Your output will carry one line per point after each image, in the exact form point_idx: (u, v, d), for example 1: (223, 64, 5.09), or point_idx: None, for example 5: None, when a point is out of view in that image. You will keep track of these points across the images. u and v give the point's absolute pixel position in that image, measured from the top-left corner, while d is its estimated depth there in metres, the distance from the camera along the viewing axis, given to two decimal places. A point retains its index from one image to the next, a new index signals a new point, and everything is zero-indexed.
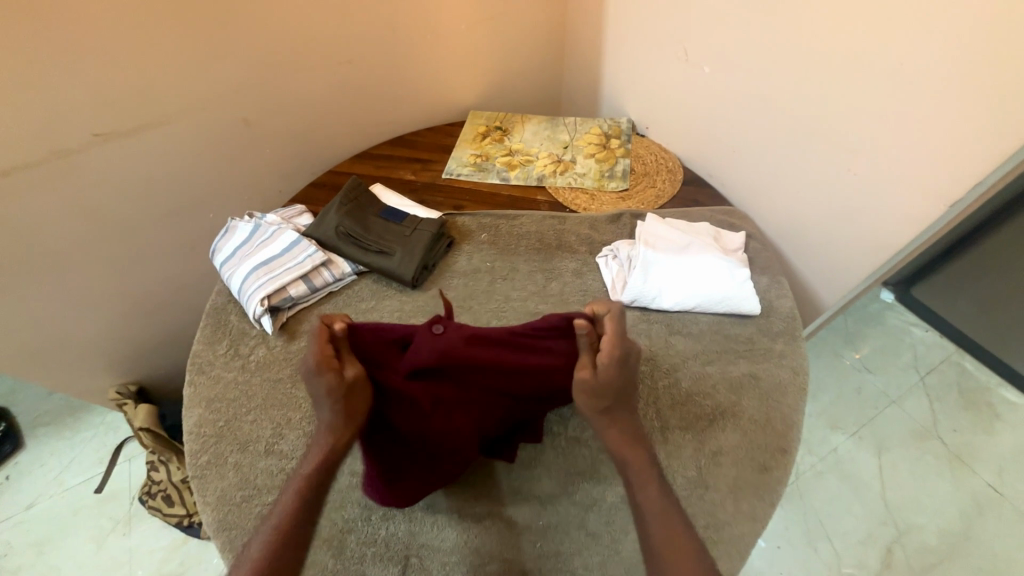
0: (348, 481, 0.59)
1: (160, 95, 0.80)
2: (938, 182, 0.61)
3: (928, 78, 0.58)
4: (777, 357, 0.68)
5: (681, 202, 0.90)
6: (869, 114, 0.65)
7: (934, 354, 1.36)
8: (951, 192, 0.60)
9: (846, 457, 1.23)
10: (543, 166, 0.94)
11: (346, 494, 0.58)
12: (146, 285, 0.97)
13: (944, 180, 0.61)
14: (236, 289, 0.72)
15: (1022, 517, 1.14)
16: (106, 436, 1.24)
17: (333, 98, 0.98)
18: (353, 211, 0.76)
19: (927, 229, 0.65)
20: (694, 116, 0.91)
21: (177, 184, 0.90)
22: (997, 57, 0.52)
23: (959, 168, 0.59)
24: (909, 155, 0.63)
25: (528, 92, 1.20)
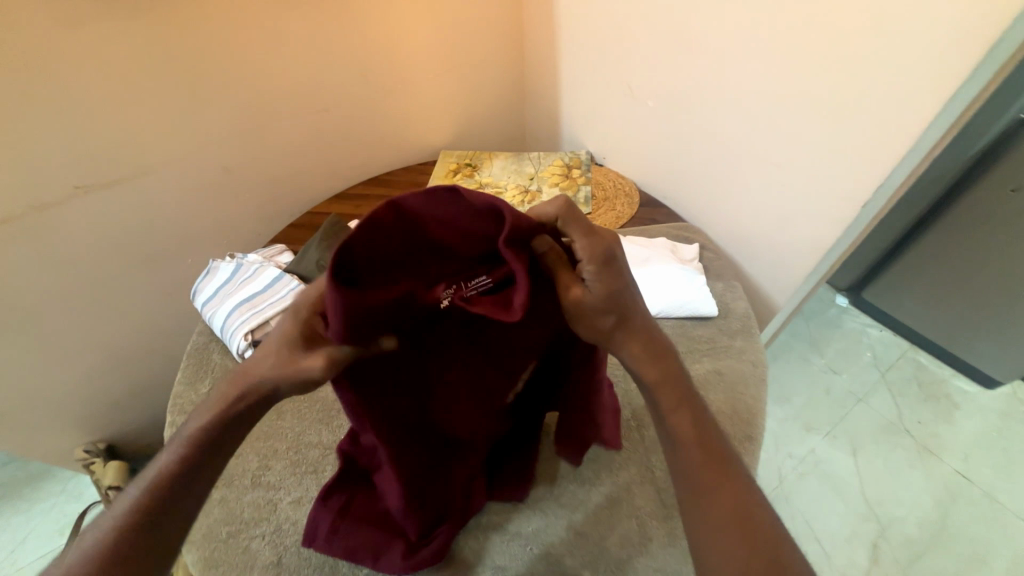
0: None
1: (142, 146, 0.84)
2: (853, 190, 0.70)
3: (834, 103, 0.67)
4: (737, 352, 0.74)
5: (640, 221, 0.98)
6: (791, 137, 0.74)
7: (890, 352, 1.45)
8: (865, 197, 0.69)
9: (823, 457, 1.28)
10: (512, 196, 1.01)
11: None
12: (120, 337, 0.97)
13: (857, 187, 0.69)
14: (219, 327, 0.74)
15: (991, 499, 1.20)
16: (68, 504, 1.18)
17: (310, 145, 1.04)
18: (332, 246, 0.80)
19: (851, 230, 0.74)
20: (643, 144, 1.00)
21: (156, 232, 0.92)
22: (883, 84, 0.61)
23: (869, 177, 0.67)
24: (827, 168, 0.72)
25: (495, 132, 1.30)
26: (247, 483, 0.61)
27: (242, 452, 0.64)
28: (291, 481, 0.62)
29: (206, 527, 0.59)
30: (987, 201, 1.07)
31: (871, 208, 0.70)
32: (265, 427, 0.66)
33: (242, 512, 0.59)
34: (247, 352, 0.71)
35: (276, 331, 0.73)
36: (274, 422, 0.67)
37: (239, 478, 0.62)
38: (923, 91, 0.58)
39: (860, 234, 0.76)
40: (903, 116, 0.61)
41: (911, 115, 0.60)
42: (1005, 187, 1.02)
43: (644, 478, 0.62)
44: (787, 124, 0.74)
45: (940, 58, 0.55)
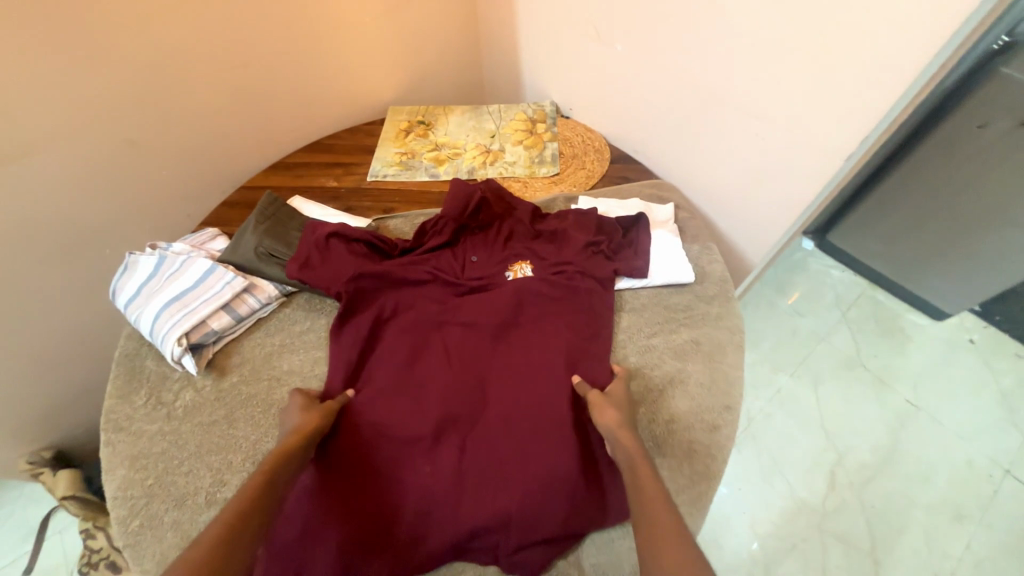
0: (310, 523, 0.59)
1: (19, 116, 0.68)
2: (854, 119, 0.64)
3: (847, 27, 0.59)
4: (714, 320, 0.73)
5: (612, 179, 0.92)
6: (781, 67, 0.67)
7: (851, 292, 1.50)
8: (871, 125, 0.63)
9: (788, 395, 1.35)
10: (471, 157, 0.93)
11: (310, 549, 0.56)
12: (42, 341, 0.86)
13: (862, 114, 0.63)
14: (147, 331, 0.65)
15: (936, 423, 1.29)
16: (29, 510, 1.14)
17: (234, 101, 0.89)
18: (272, 229, 0.73)
19: (848, 162, 0.68)
20: (612, 94, 0.92)
21: (61, 220, 0.79)
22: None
23: (880, 106, 0.61)
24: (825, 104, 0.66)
25: (450, 80, 1.17)
26: (203, 502, 0.57)
27: (193, 468, 0.59)
28: None
29: (160, 554, 0.54)
30: (952, 139, 1.07)
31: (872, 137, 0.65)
32: (217, 438, 0.61)
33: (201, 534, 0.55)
34: (185, 358, 0.63)
35: (218, 331, 0.66)
36: (226, 432, 0.61)
37: (192, 498, 0.57)
38: (922, 29, 0.54)
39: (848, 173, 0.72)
40: (895, 58, 0.57)
41: (906, 55, 0.56)
42: (971, 124, 1.02)
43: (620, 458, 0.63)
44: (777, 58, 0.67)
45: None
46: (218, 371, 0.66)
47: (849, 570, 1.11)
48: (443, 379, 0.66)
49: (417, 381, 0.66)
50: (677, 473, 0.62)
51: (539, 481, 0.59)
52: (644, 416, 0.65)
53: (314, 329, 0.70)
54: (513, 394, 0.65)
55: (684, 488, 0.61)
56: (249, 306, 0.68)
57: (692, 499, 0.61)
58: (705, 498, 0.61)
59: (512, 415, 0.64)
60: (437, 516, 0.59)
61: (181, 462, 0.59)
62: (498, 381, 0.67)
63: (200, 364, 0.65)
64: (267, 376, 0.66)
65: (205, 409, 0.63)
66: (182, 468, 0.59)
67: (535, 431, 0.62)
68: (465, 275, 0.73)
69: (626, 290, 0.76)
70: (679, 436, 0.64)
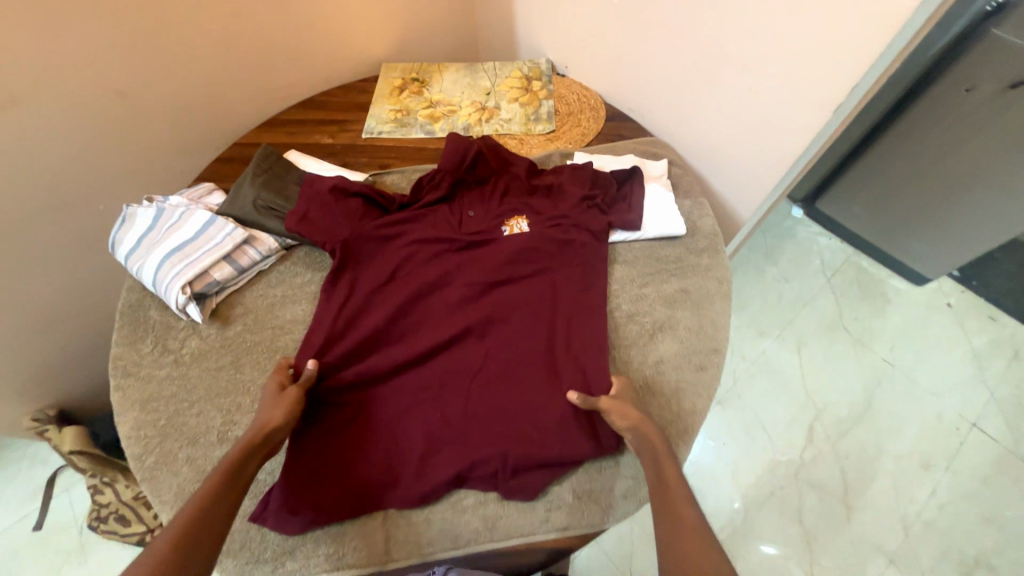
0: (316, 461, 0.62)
1: (3, 64, 0.67)
2: (843, 69, 0.64)
3: None
4: (704, 271, 0.76)
5: (607, 137, 0.92)
6: (775, 18, 0.67)
7: (836, 258, 1.54)
8: (859, 76, 0.63)
9: (772, 356, 1.40)
10: (467, 115, 0.92)
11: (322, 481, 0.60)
12: (40, 299, 0.86)
13: (850, 63, 0.63)
14: (150, 282, 0.66)
15: (910, 381, 1.36)
16: (34, 470, 1.16)
17: (224, 54, 0.87)
18: (269, 182, 0.73)
19: (837, 115, 0.69)
20: (608, 51, 0.92)
21: (53, 175, 0.78)
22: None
23: (868, 58, 0.61)
24: (815, 55, 0.66)
25: (443, 37, 1.15)
26: (214, 439, 0.60)
27: (203, 410, 0.62)
28: None
29: (176, 487, 0.57)
30: (941, 103, 1.08)
31: (861, 87, 0.65)
32: (225, 382, 0.63)
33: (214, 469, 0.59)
34: (190, 307, 0.65)
35: (220, 281, 0.67)
36: (233, 376, 0.64)
37: (204, 436, 0.60)
38: None
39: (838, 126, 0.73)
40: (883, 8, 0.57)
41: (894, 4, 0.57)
42: (960, 87, 1.04)
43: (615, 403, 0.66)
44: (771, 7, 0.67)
45: None
46: (222, 320, 0.68)
47: (822, 513, 1.19)
48: (443, 330, 0.68)
49: (420, 333, 0.68)
50: (666, 409, 0.66)
51: (537, 423, 0.63)
52: (634, 359, 0.69)
53: (314, 281, 0.72)
54: (512, 344, 0.68)
55: (671, 423, 0.65)
56: (250, 258, 0.69)
57: (680, 434, 0.65)
58: (691, 433, 0.65)
59: (512, 362, 0.67)
60: (440, 455, 0.62)
61: (191, 404, 0.62)
62: (498, 333, 0.69)
63: (204, 313, 0.67)
64: (271, 325, 0.68)
65: (211, 356, 0.65)
66: (192, 409, 0.62)
67: (533, 377, 0.65)
68: (463, 229, 0.74)
69: (620, 243, 0.78)
70: (668, 376, 0.68)
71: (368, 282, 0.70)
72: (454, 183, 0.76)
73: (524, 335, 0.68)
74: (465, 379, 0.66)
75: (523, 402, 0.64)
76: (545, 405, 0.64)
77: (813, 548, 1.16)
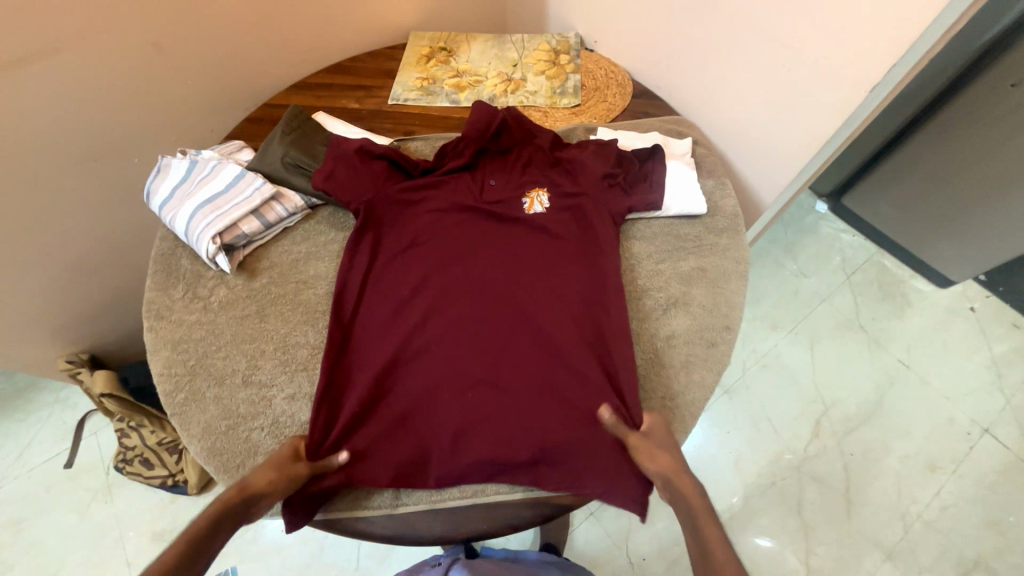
0: None
1: (49, 14, 0.69)
2: (885, 43, 0.62)
3: None
4: (722, 250, 0.76)
5: (632, 114, 0.91)
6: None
7: (859, 256, 1.51)
8: (897, 56, 0.61)
9: (783, 351, 1.39)
10: (493, 85, 0.92)
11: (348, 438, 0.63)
12: (77, 248, 0.90)
13: (892, 38, 0.61)
14: (182, 231, 0.68)
15: (924, 383, 1.34)
16: (66, 412, 1.23)
17: (257, 14, 0.88)
18: (297, 141, 0.75)
19: (871, 96, 0.67)
20: (639, 26, 0.90)
21: (92, 126, 0.81)
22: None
23: (909, 37, 0.59)
24: (856, 28, 0.63)
25: (472, 8, 1.14)
26: (239, 382, 0.64)
27: (229, 353, 0.66)
28: (283, 378, 0.65)
29: (205, 422, 0.62)
30: (985, 96, 1.04)
31: (902, 65, 0.63)
32: (250, 329, 0.67)
33: (239, 408, 0.63)
34: (219, 257, 0.67)
35: (248, 234, 0.70)
36: (257, 324, 0.67)
37: (230, 378, 0.64)
38: None
39: (871, 110, 0.71)
40: None
41: None
42: (1006, 81, 0.99)
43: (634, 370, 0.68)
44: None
45: None
46: (248, 272, 0.71)
47: (822, 507, 1.20)
48: (462, 300, 0.70)
49: (439, 302, 0.69)
50: (673, 382, 0.67)
51: (550, 395, 0.64)
52: (645, 331, 0.70)
53: (337, 240, 0.74)
54: (527, 317, 0.69)
55: (678, 396, 0.66)
56: (277, 214, 0.72)
57: (685, 407, 0.66)
58: (697, 406, 0.66)
59: (528, 334, 0.68)
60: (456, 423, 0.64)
61: (218, 348, 0.66)
62: (514, 305, 0.69)
63: (232, 264, 0.70)
64: (295, 280, 0.71)
65: (237, 304, 0.68)
66: (219, 353, 0.65)
67: (546, 349, 0.67)
68: (484, 199, 0.75)
69: (639, 219, 0.78)
70: (678, 350, 0.69)
71: (389, 244, 0.72)
72: (477, 151, 0.76)
73: (535, 309, 0.69)
74: (482, 349, 0.67)
75: (535, 374, 0.66)
76: (556, 377, 0.65)
77: (810, 539, 1.17)
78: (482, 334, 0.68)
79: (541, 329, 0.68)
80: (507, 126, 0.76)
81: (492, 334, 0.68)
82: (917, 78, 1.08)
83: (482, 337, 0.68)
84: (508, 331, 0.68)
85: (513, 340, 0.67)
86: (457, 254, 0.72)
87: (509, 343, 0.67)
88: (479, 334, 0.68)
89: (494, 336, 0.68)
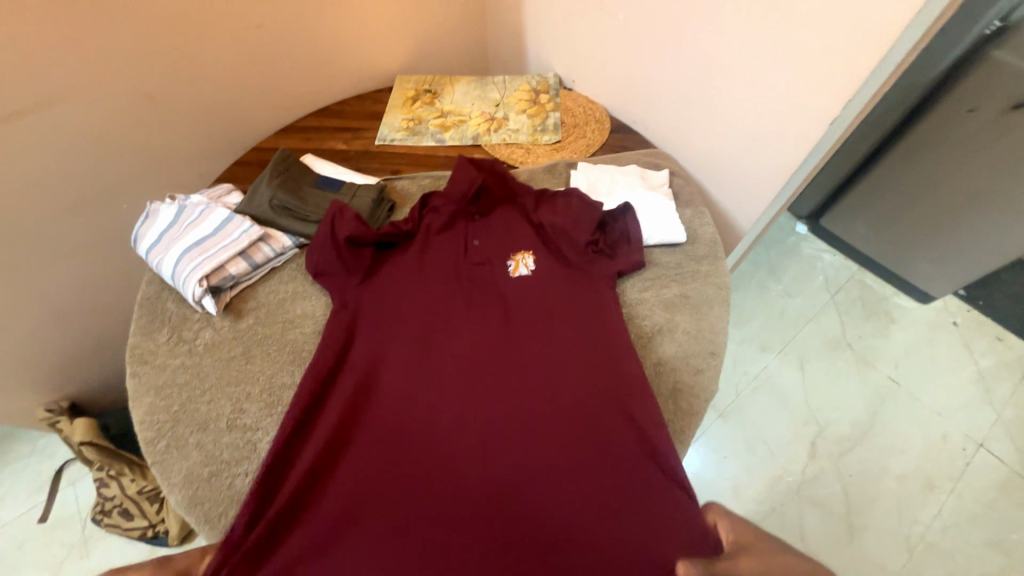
0: None
1: (44, 69, 0.71)
2: (840, 79, 0.66)
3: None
4: (703, 276, 0.77)
5: (611, 148, 0.95)
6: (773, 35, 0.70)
7: (841, 276, 1.54)
8: (853, 90, 0.66)
9: (774, 372, 1.40)
10: (476, 124, 0.96)
11: None
12: (62, 292, 0.90)
13: (847, 75, 0.65)
14: (169, 275, 0.69)
15: (915, 399, 1.35)
16: (42, 463, 1.18)
17: (248, 64, 0.92)
18: (285, 184, 0.76)
19: (833, 128, 0.71)
20: (613, 66, 0.95)
21: (83, 173, 0.82)
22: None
23: (862, 73, 0.64)
24: (813, 66, 0.68)
25: (456, 52, 1.20)
26: (223, 426, 0.63)
27: (213, 397, 0.65)
28: (268, 421, 0.64)
29: (186, 469, 0.60)
30: (944, 121, 1.10)
31: (859, 98, 0.67)
32: (235, 371, 0.66)
33: (223, 453, 0.62)
34: (205, 299, 0.68)
35: (235, 276, 0.70)
36: (243, 366, 0.67)
37: (214, 422, 0.63)
38: None
39: (835, 140, 0.75)
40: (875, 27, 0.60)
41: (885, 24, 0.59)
42: (963, 107, 1.06)
43: None
44: (769, 22, 0.69)
45: None
46: (234, 313, 0.71)
47: (825, 532, 1.18)
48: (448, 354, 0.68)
49: (425, 357, 0.68)
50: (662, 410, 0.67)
51: (543, 451, 0.62)
52: None
53: None
54: (514, 368, 0.67)
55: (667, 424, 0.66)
56: (265, 254, 0.72)
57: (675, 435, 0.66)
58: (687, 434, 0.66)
59: (516, 387, 0.66)
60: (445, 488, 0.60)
61: (203, 392, 0.65)
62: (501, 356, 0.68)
63: (218, 306, 0.70)
64: (282, 318, 0.71)
65: (223, 346, 0.68)
66: (204, 397, 0.65)
67: (534, 401, 0.65)
68: (467, 254, 0.76)
69: None
70: (665, 377, 0.69)
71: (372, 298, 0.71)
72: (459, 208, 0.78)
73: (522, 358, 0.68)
74: (470, 405, 0.65)
75: (525, 428, 0.63)
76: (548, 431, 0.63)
77: None
78: (470, 387, 0.66)
79: (529, 380, 0.66)
80: (488, 185, 0.79)
81: (480, 387, 0.66)
82: (879, 106, 1.14)
83: (470, 391, 0.66)
84: (496, 384, 0.66)
85: (502, 393, 0.66)
86: (441, 310, 0.71)
87: (498, 397, 0.65)
88: (467, 389, 0.66)
89: (482, 389, 0.66)
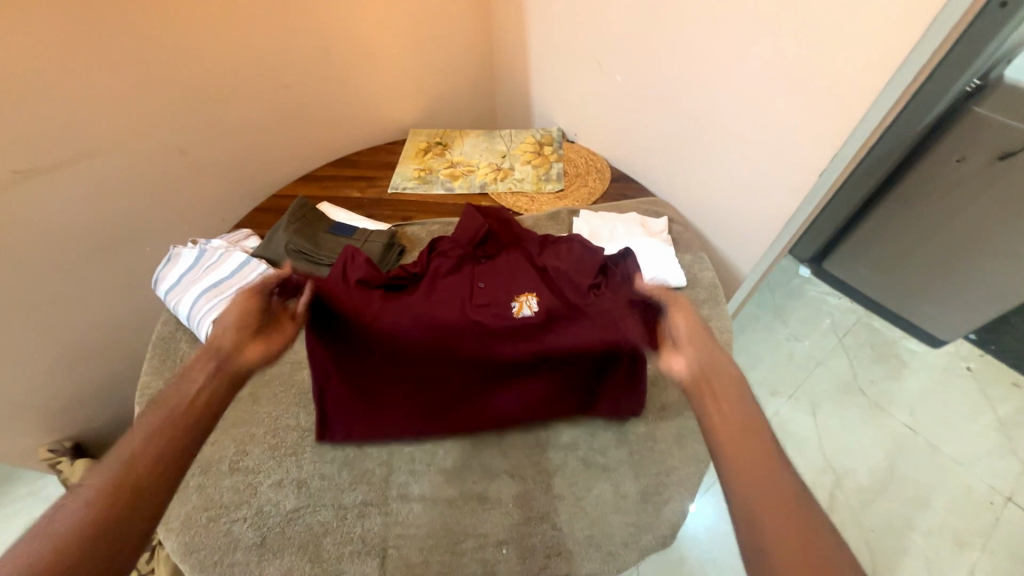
0: (332, 512, 0.65)
1: (89, 125, 0.78)
2: (826, 133, 0.70)
3: (814, 61, 0.67)
4: (705, 320, 0.78)
5: (612, 197, 0.99)
6: (758, 96, 0.75)
7: (847, 319, 1.54)
8: (838, 144, 0.69)
9: (786, 418, 1.36)
10: (484, 174, 1.01)
11: (331, 525, 0.64)
12: (79, 331, 0.92)
13: (831, 131, 0.70)
14: (185, 316, 0.71)
15: (935, 448, 1.30)
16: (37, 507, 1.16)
17: (274, 120, 1.00)
18: (301, 229, 0.80)
19: (823, 178, 0.75)
20: (613, 121, 1.02)
21: (112, 217, 0.87)
22: (854, 19, 0.61)
23: (845, 129, 0.68)
24: (799, 123, 0.73)
25: (466, 108, 1.29)
26: (226, 468, 0.66)
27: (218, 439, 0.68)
28: (270, 464, 0.67)
29: (186, 513, 0.63)
30: (936, 169, 1.14)
31: (844, 152, 0.71)
32: (241, 413, 0.71)
33: (222, 497, 0.64)
34: None
35: None
36: (249, 408, 0.71)
37: (217, 464, 0.66)
38: (873, 62, 0.61)
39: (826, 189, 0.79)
40: (852, 89, 0.65)
41: (861, 87, 0.64)
42: (952, 157, 1.10)
43: (616, 439, 0.73)
44: (755, 85, 0.75)
45: (888, 30, 0.59)
46: None
47: None
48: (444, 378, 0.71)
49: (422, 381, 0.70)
50: None
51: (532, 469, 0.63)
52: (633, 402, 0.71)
53: None
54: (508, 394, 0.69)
55: None
56: None
57: None
58: None
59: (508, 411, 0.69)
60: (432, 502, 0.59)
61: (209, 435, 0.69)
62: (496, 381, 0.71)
63: None
64: (289, 361, 0.75)
65: None
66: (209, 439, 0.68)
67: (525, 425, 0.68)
68: None
69: None
70: None
71: None
72: None
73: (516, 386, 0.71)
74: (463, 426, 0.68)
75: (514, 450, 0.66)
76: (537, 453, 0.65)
77: None
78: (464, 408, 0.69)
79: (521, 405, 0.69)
80: (495, 231, 0.74)
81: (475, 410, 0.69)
82: (869, 156, 1.19)
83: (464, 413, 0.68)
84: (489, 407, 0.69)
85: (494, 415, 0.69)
86: None
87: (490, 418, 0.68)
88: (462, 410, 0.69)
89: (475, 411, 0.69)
